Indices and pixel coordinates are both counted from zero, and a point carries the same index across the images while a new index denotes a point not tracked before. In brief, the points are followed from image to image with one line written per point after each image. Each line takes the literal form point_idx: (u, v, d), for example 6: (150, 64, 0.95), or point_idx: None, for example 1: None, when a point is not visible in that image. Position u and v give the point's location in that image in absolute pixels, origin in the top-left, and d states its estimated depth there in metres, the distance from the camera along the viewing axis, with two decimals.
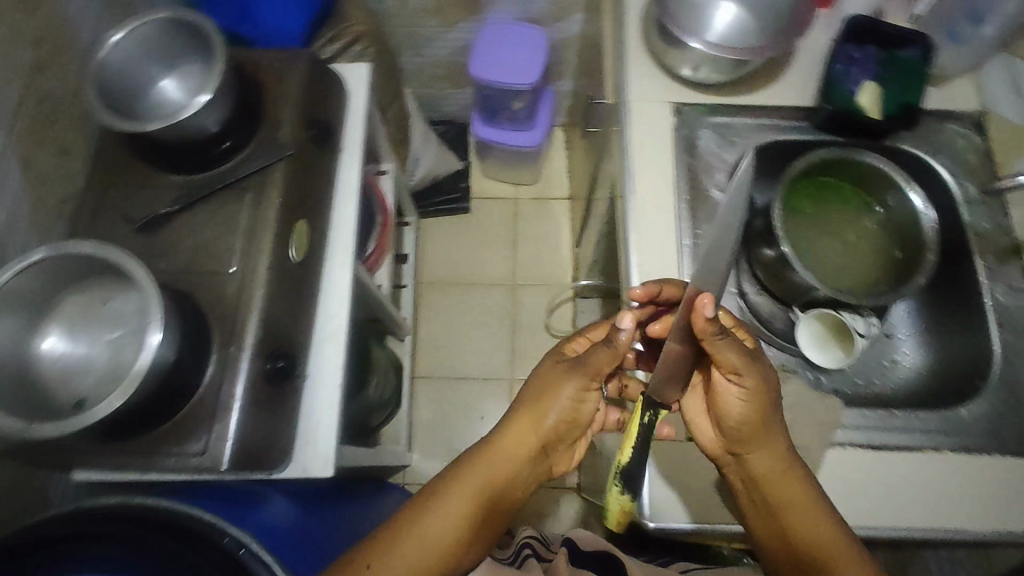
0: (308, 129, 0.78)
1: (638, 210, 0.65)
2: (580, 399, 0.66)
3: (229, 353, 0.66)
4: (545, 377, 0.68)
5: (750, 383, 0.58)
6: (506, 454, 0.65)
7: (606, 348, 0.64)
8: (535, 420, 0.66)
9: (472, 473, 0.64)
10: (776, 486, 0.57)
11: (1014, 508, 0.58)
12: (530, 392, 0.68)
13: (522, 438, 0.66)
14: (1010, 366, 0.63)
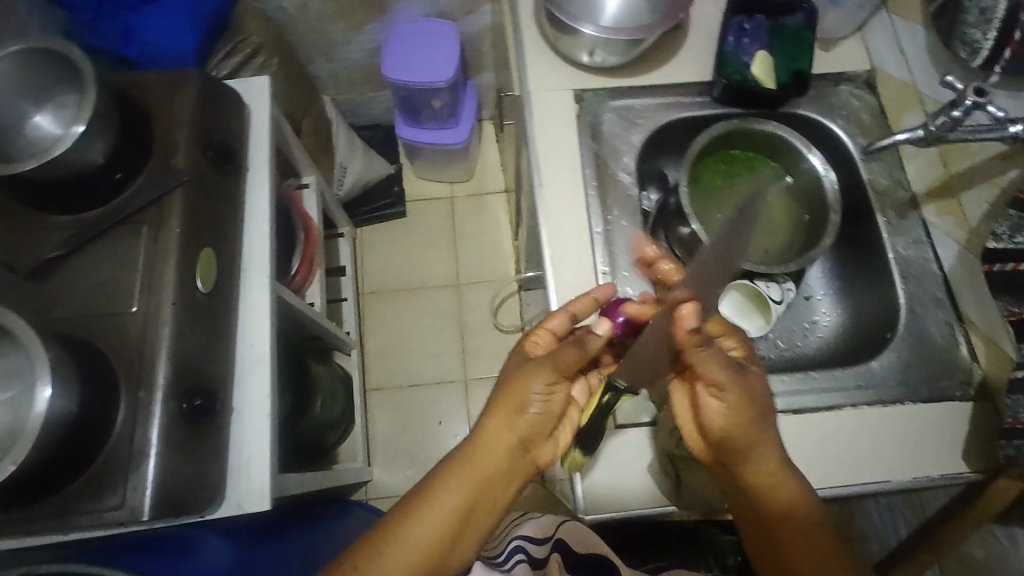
0: (204, 152, 0.75)
1: (547, 203, 0.65)
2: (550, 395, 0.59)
3: (139, 398, 0.62)
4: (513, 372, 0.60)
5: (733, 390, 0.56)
6: (481, 461, 0.60)
7: (578, 347, 0.57)
8: (510, 421, 0.60)
9: (446, 487, 0.59)
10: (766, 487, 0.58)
11: (928, 452, 0.60)
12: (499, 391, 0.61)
13: (497, 440, 0.60)
14: (913, 316, 0.65)
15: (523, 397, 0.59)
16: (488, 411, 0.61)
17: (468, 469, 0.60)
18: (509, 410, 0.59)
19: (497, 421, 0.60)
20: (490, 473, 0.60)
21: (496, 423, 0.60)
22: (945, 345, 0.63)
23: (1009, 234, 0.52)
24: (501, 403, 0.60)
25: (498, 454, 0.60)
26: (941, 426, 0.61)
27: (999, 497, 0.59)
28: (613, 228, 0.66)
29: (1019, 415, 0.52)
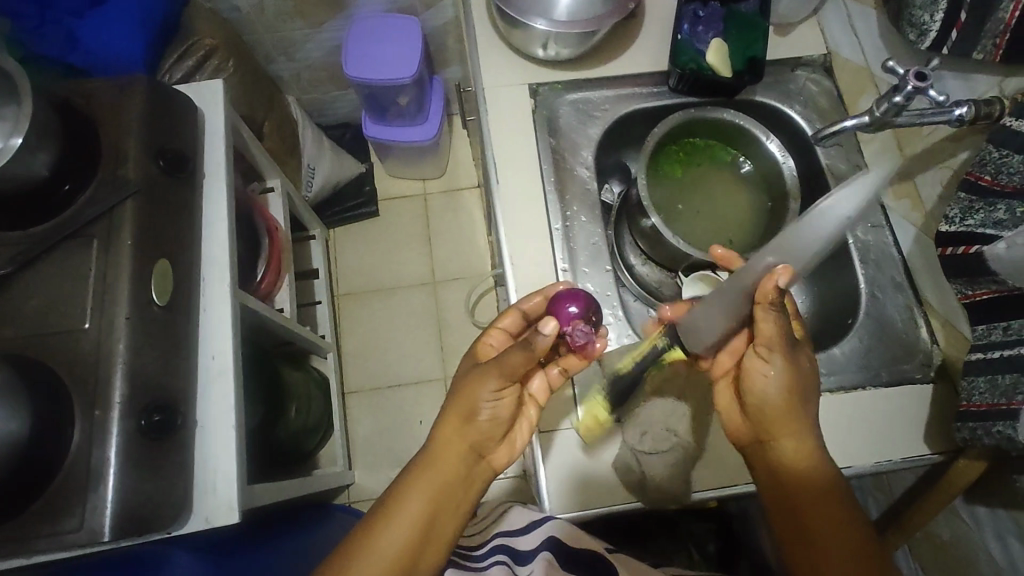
0: (155, 161, 0.72)
1: (503, 199, 0.67)
2: (501, 396, 0.60)
3: (95, 417, 0.61)
4: (463, 375, 0.62)
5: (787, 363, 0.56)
6: (440, 465, 0.60)
7: (520, 350, 0.56)
8: (463, 423, 0.61)
9: (413, 490, 0.59)
10: (799, 471, 0.58)
11: (890, 436, 0.62)
12: (451, 395, 0.62)
13: (455, 443, 0.61)
14: (875, 301, 0.67)
15: (471, 401, 0.60)
16: (442, 415, 0.62)
17: (427, 475, 0.60)
18: (461, 413, 0.60)
19: (451, 425, 0.61)
20: (449, 478, 0.60)
21: (450, 427, 0.61)
22: (905, 326, 0.66)
23: (959, 216, 0.53)
24: (453, 407, 0.61)
25: (454, 457, 0.61)
26: (901, 409, 0.63)
27: (959, 477, 0.60)
28: (572, 224, 0.67)
29: (972, 398, 0.53)
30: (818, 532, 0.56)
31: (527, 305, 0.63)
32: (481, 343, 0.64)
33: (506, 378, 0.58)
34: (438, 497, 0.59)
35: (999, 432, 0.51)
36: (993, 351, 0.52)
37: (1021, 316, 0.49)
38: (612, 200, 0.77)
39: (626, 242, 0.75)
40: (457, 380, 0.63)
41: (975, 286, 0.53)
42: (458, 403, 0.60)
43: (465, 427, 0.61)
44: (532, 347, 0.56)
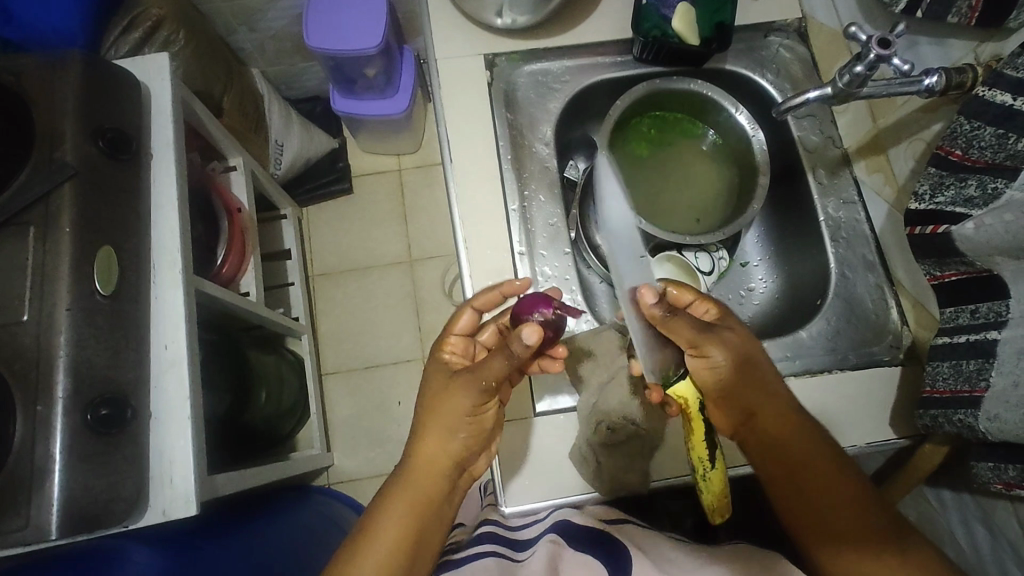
0: (93, 141, 0.68)
1: (459, 181, 0.66)
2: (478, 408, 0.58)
3: (37, 412, 0.58)
4: (436, 388, 0.60)
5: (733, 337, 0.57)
6: (422, 478, 0.58)
7: (502, 361, 0.55)
8: (444, 436, 0.58)
9: (392, 505, 0.57)
10: (798, 450, 0.57)
11: (858, 421, 0.61)
12: (425, 409, 0.60)
13: (438, 455, 0.59)
14: (844, 280, 0.66)
15: (451, 413, 0.58)
16: (419, 429, 0.60)
17: (409, 487, 0.58)
18: (442, 425, 0.58)
19: (432, 437, 0.59)
20: (433, 490, 0.59)
21: (430, 441, 0.59)
22: (875, 306, 0.65)
23: (929, 193, 0.51)
24: (432, 420, 0.59)
25: (433, 470, 0.59)
26: (868, 391, 0.62)
27: (927, 461, 0.59)
28: (530, 204, 0.67)
29: (936, 383, 0.52)
30: (835, 510, 0.55)
31: (477, 299, 0.61)
32: (448, 355, 0.63)
33: (488, 387, 0.56)
34: (419, 509, 0.57)
35: (960, 420, 0.50)
36: (959, 334, 0.50)
37: (988, 299, 0.48)
38: (576, 176, 0.75)
39: (592, 218, 0.72)
40: (431, 393, 0.60)
41: (943, 267, 0.51)
42: (437, 416, 0.58)
43: (444, 439, 0.58)
44: (515, 351, 0.54)
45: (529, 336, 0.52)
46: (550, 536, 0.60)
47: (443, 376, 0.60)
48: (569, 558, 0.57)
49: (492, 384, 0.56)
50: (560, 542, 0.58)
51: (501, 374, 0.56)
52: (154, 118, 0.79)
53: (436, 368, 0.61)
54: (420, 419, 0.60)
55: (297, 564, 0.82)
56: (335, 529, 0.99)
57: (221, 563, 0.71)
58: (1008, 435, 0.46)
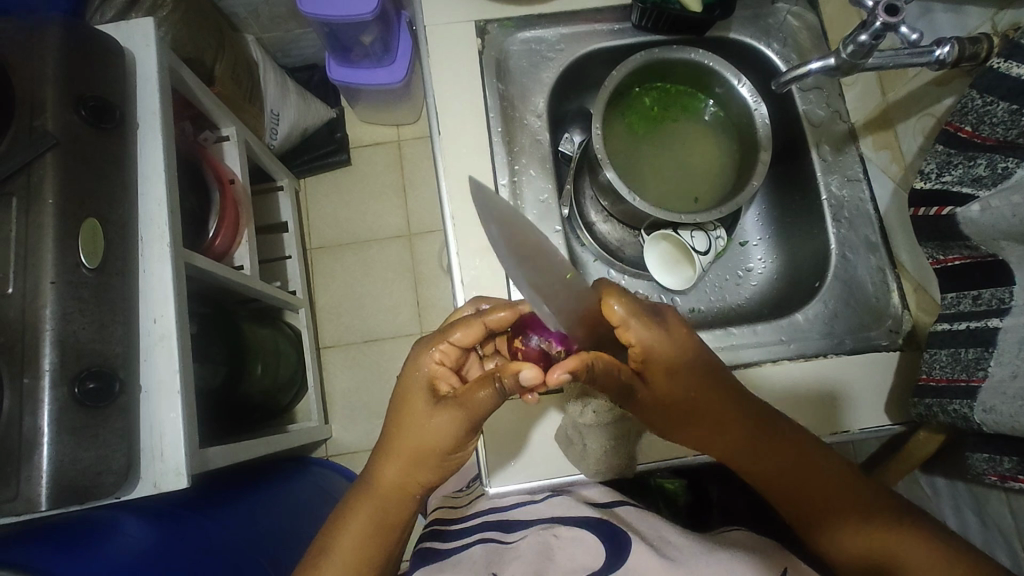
0: (75, 110, 0.66)
1: (448, 155, 0.64)
2: (452, 441, 0.54)
3: (24, 385, 0.58)
4: (411, 408, 0.55)
5: (664, 373, 0.52)
6: (388, 498, 0.57)
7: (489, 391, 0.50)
8: (415, 464, 0.56)
9: (358, 510, 0.57)
10: (767, 458, 0.56)
11: (852, 407, 0.60)
12: (397, 423, 0.56)
13: (406, 482, 0.57)
14: (845, 262, 0.64)
15: (422, 441, 0.54)
16: (387, 449, 0.56)
17: (377, 497, 0.57)
18: (414, 454, 0.55)
19: (401, 463, 0.56)
20: (395, 512, 0.57)
21: (398, 465, 0.56)
22: (876, 291, 0.63)
23: (935, 172, 0.48)
24: (402, 445, 0.55)
25: (399, 489, 0.57)
26: (863, 376, 0.60)
27: (919, 449, 0.58)
28: (521, 179, 0.65)
29: (933, 371, 0.51)
30: (838, 510, 0.56)
31: (492, 318, 0.54)
32: (434, 366, 0.56)
33: (471, 421, 0.53)
34: (381, 521, 0.57)
35: (954, 410, 0.48)
36: (958, 322, 0.48)
37: (991, 285, 0.45)
38: (571, 150, 0.71)
39: (586, 198, 0.73)
40: (405, 412, 0.55)
41: (946, 251, 0.48)
42: (407, 442, 0.55)
43: (412, 466, 0.56)
44: (505, 387, 0.50)
45: (526, 379, 0.48)
46: (546, 522, 0.60)
47: (421, 395, 0.55)
48: (562, 546, 0.57)
49: (478, 417, 0.53)
50: (556, 525, 0.58)
51: (486, 405, 0.52)
52: (140, 87, 0.77)
53: (415, 378, 0.56)
54: (390, 434, 0.57)
55: (290, 536, 0.83)
56: (331, 501, 1.01)
57: (214, 535, 0.72)
58: (1004, 425, 0.44)
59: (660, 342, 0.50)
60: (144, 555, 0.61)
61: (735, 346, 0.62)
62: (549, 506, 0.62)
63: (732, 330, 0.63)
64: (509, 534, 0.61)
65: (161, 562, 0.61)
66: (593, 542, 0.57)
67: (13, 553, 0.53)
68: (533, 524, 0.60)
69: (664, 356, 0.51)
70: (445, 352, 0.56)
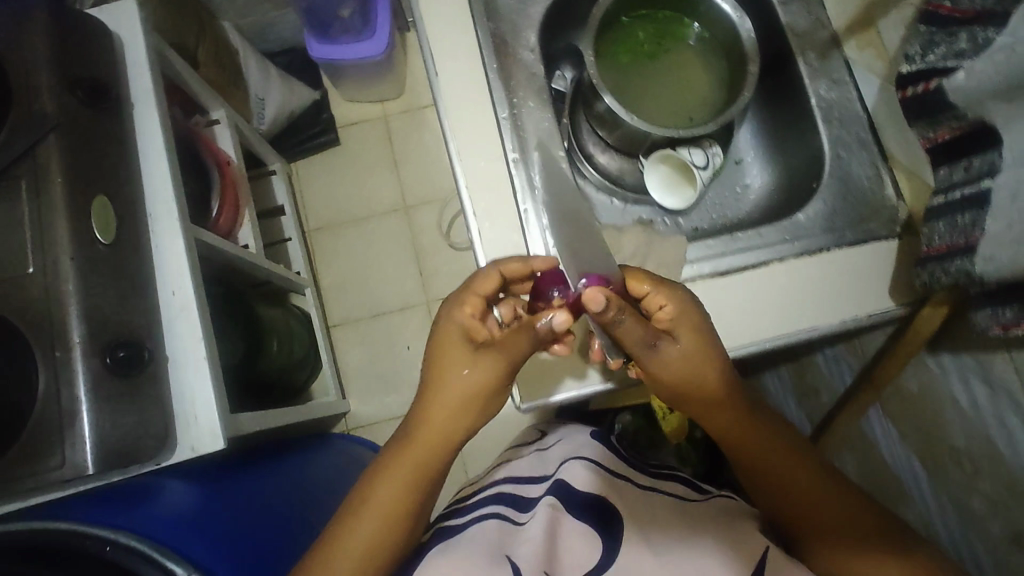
0: (71, 91, 0.67)
1: (449, 94, 0.67)
2: (493, 384, 0.59)
3: (57, 359, 0.59)
4: (452, 355, 0.59)
5: (684, 339, 0.58)
6: (432, 448, 0.60)
7: (529, 338, 0.58)
8: (460, 411, 0.60)
9: (398, 463, 0.60)
10: (773, 455, 0.62)
11: (853, 292, 0.62)
12: (437, 369, 0.60)
13: (441, 443, 0.60)
14: (838, 161, 0.66)
15: (466, 385, 0.59)
16: (430, 399, 0.60)
17: (416, 450, 0.60)
18: (458, 401, 0.59)
19: (448, 411, 0.59)
20: (438, 463, 0.60)
21: (442, 413, 0.59)
22: (871, 185, 0.65)
23: (920, 54, 0.50)
24: (447, 393, 0.59)
25: (444, 438, 0.60)
26: (863, 266, 0.63)
27: (924, 326, 0.60)
28: (520, 111, 0.67)
29: (934, 241, 0.53)
30: (826, 514, 0.59)
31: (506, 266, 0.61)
32: (467, 319, 0.61)
33: (511, 365, 0.58)
34: (422, 473, 0.59)
35: (956, 268, 0.50)
36: (953, 192, 0.50)
37: (981, 151, 0.47)
38: (564, 86, 0.75)
39: (584, 131, 0.74)
40: (447, 358, 0.60)
41: (936, 127, 0.49)
42: (452, 388, 0.59)
43: (455, 413, 0.60)
44: (539, 332, 0.58)
45: (558, 321, 0.57)
46: (549, 499, 0.65)
47: (461, 343, 0.60)
48: (566, 525, 0.62)
49: (515, 363, 0.59)
50: (560, 507, 0.63)
51: (523, 347, 0.58)
52: (131, 67, 0.78)
53: (450, 326, 0.61)
54: (431, 381, 0.61)
55: (326, 500, 0.84)
56: (359, 468, 1.03)
57: (252, 491, 0.74)
58: (1002, 273, 0.46)
59: (682, 310, 0.58)
60: (190, 506, 0.63)
61: (739, 249, 0.64)
62: (553, 483, 0.68)
63: (738, 235, 0.65)
64: (522, 514, 0.66)
65: (206, 513, 0.63)
66: (593, 534, 0.62)
67: (75, 518, 0.55)
68: (539, 505, 0.65)
69: (687, 324, 0.58)
70: (473, 305, 0.62)
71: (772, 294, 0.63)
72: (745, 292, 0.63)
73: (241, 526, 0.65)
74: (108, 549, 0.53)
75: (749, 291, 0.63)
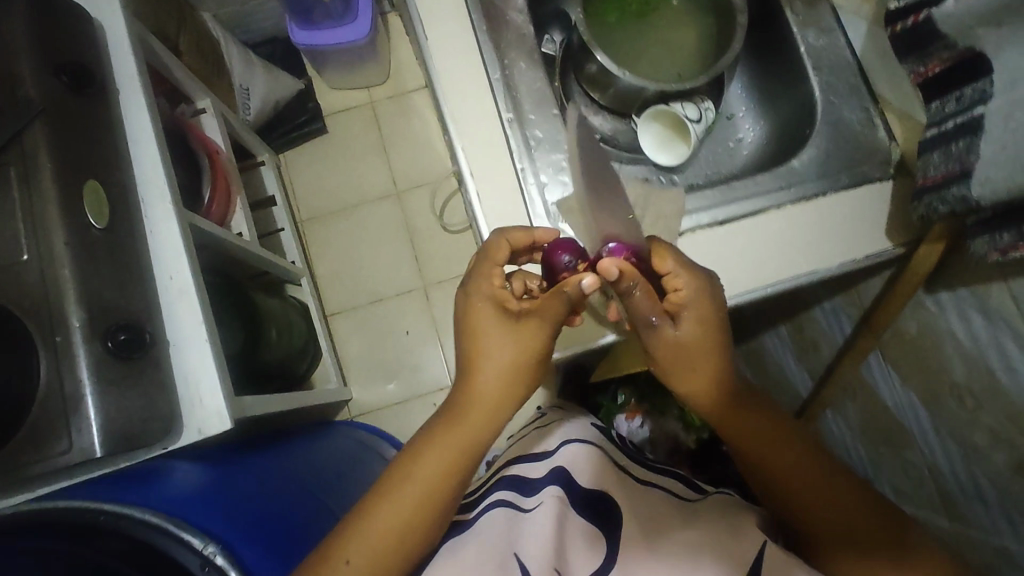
0: (56, 76, 0.66)
1: (442, 59, 0.68)
2: (528, 355, 0.59)
3: (58, 344, 0.59)
4: (486, 327, 0.60)
5: (688, 327, 0.59)
6: (473, 424, 0.60)
7: (559, 303, 0.58)
8: (499, 383, 0.59)
9: (437, 439, 0.60)
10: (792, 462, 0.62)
11: (850, 235, 0.63)
12: (473, 344, 0.60)
13: (481, 424, 0.60)
14: (831, 107, 0.67)
15: (502, 355, 0.59)
16: (469, 372, 0.60)
17: (458, 427, 0.59)
18: (498, 372, 0.59)
19: (492, 384, 0.59)
20: (478, 440, 0.60)
21: (482, 388, 0.59)
22: (863, 126, 0.66)
23: None
24: (484, 365, 0.59)
25: (485, 413, 0.60)
26: (858, 210, 0.64)
27: (921, 264, 0.61)
28: (512, 71, 0.68)
29: (928, 173, 0.53)
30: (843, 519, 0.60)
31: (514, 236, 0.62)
32: (497, 290, 0.61)
33: (546, 331, 0.59)
34: (461, 450, 0.59)
35: (953, 196, 0.50)
36: (946, 121, 0.50)
37: (970, 82, 0.47)
38: (553, 50, 0.73)
39: (576, 93, 0.76)
40: (483, 331, 0.60)
41: (926, 61, 0.50)
42: (490, 360, 0.59)
43: (494, 388, 0.59)
44: (568, 295, 0.58)
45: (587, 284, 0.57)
46: (554, 490, 0.64)
47: (493, 314, 0.60)
48: (570, 518, 0.61)
49: (550, 331, 0.59)
50: (565, 500, 0.62)
51: (554, 312, 0.58)
52: (116, 53, 0.77)
53: (480, 298, 0.61)
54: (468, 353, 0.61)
55: (339, 483, 0.85)
56: (371, 454, 1.04)
57: (262, 472, 0.75)
58: (999, 197, 0.46)
59: (699, 298, 0.58)
60: (201, 484, 0.65)
61: (736, 198, 0.65)
62: (556, 468, 0.68)
63: (734, 184, 0.65)
64: (527, 500, 0.66)
65: (212, 493, 0.64)
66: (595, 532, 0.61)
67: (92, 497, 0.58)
68: (545, 493, 0.64)
69: (698, 308, 0.59)
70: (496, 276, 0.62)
71: (771, 242, 0.64)
72: (747, 239, 0.64)
73: (247, 505, 0.65)
74: (120, 522, 0.56)
75: (749, 238, 0.64)
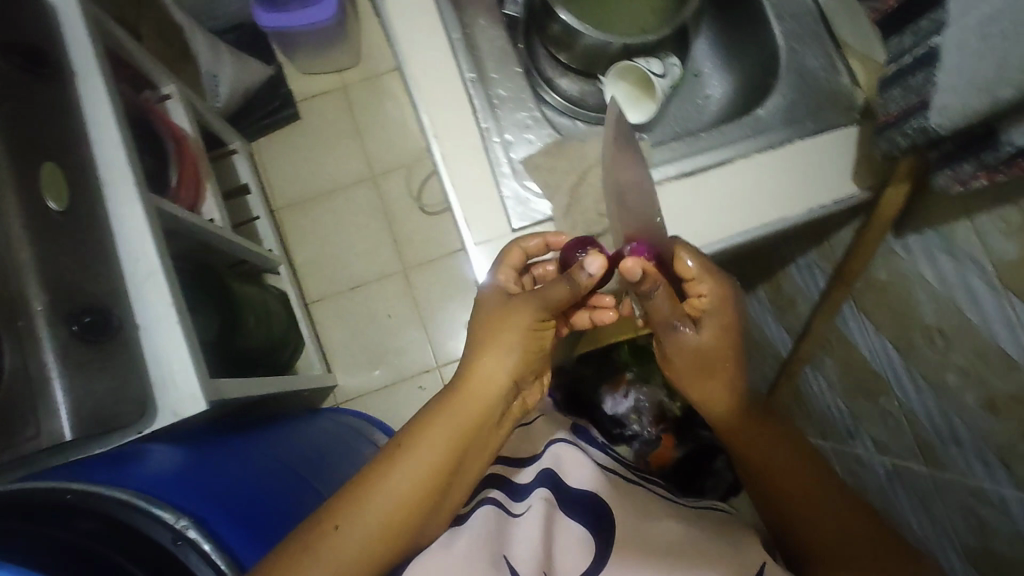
0: (4, 55, 0.64)
1: (404, 22, 0.67)
2: (529, 332, 0.61)
3: (19, 329, 0.57)
4: (492, 313, 0.62)
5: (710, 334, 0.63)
6: (478, 400, 0.60)
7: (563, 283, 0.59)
8: (500, 356, 0.60)
9: (440, 414, 0.59)
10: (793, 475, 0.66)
11: (817, 180, 0.64)
12: (481, 329, 0.61)
13: (485, 402, 0.60)
14: (794, 54, 0.68)
15: (508, 333, 0.60)
16: (476, 350, 0.61)
17: (463, 403, 0.59)
18: (501, 345, 0.60)
19: (495, 359, 0.60)
20: (483, 416, 0.60)
21: (486, 366, 0.60)
22: (827, 74, 0.67)
23: None
24: (489, 341, 0.60)
25: (490, 390, 0.61)
26: (824, 155, 0.64)
27: (889, 206, 0.62)
28: (472, 30, 0.70)
29: (891, 108, 0.54)
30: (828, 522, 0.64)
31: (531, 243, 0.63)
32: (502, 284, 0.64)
33: (544, 308, 0.60)
34: (467, 427, 0.59)
35: (916, 126, 0.51)
36: (903, 57, 0.51)
37: (926, 13, 0.47)
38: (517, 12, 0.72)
39: (541, 55, 0.77)
40: (490, 318, 0.61)
41: None
42: (492, 334, 0.60)
43: (497, 363, 0.61)
44: (575, 279, 0.59)
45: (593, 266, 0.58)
46: (542, 492, 0.64)
47: (499, 301, 0.62)
48: (561, 522, 0.61)
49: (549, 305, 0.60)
50: (554, 503, 0.62)
51: (561, 296, 0.60)
52: (69, 33, 0.74)
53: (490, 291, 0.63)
54: (475, 335, 0.62)
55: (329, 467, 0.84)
56: (360, 440, 1.03)
57: (245, 454, 0.74)
58: (957, 123, 0.47)
59: (720, 301, 0.61)
60: (177, 466, 0.65)
61: (704, 149, 0.65)
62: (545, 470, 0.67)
63: (701, 135, 0.66)
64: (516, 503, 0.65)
65: (190, 474, 0.64)
66: (585, 535, 0.61)
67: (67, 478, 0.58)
68: (534, 496, 0.64)
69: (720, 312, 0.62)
70: (507, 274, 0.64)
71: (741, 193, 0.64)
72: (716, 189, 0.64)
73: (225, 485, 0.64)
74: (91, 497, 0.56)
75: (720, 190, 0.64)
